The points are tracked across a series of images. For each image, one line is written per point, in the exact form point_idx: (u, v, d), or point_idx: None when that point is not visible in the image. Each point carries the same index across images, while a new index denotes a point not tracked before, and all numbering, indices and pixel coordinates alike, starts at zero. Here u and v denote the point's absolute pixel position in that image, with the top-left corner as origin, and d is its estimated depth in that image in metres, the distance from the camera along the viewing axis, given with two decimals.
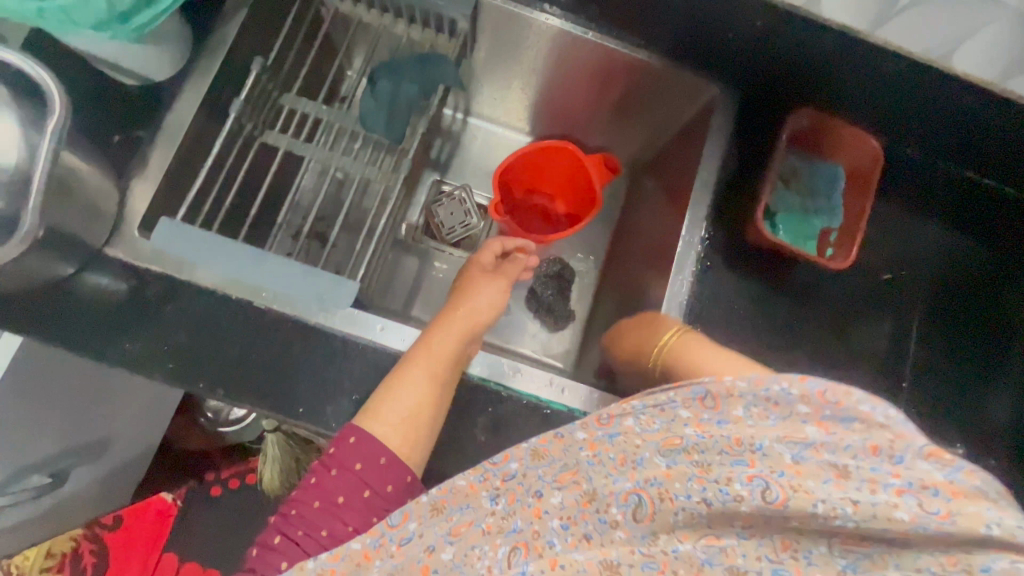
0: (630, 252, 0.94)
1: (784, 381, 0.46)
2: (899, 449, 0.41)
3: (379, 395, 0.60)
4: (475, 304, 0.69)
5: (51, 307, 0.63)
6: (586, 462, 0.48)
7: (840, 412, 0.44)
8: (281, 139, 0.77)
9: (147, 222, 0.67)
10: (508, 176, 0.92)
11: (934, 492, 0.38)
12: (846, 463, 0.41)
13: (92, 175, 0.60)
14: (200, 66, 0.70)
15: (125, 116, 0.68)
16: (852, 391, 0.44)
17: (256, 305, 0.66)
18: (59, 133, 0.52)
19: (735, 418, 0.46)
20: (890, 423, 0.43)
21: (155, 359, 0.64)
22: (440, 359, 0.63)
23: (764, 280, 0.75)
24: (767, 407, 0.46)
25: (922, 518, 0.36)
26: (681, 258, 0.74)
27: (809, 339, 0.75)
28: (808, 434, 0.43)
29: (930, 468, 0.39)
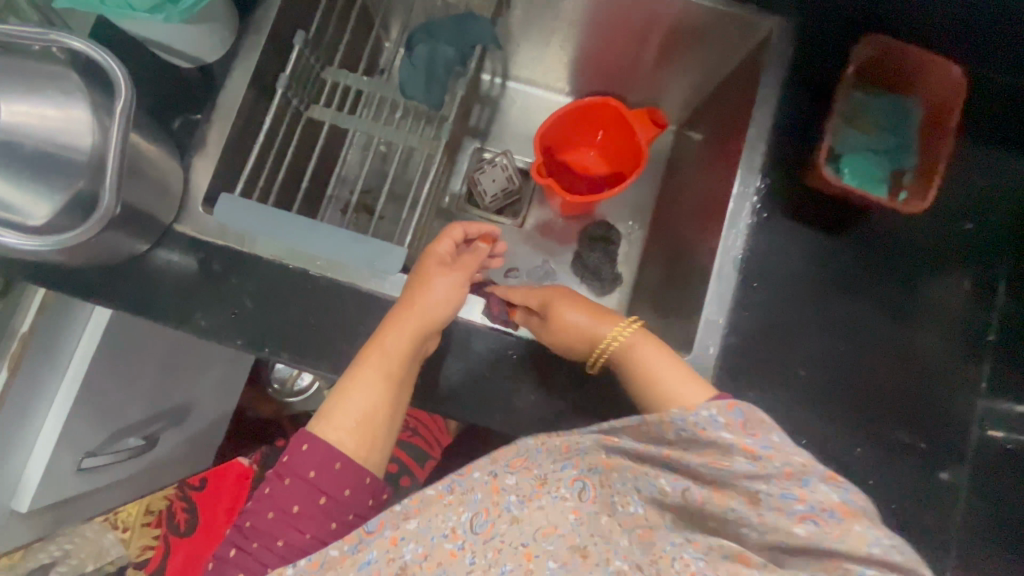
0: (680, 209, 0.90)
1: (714, 408, 0.52)
2: (808, 473, 0.50)
3: (333, 396, 0.59)
4: (430, 299, 0.64)
5: (131, 279, 0.68)
6: (535, 450, 0.51)
7: (758, 441, 0.51)
8: (326, 113, 0.79)
9: (209, 198, 0.71)
10: (550, 137, 0.89)
11: (828, 514, 0.48)
12: (760, 489, 0.50)
13: (156, 155, 0.63)
14: (247, 43, 0.72)
15: (183, 97, 0.71)
16: (766, 418, 0.52)
17: (312, 274, 0.69)
18: (126, 115, 0.55)
19: (671, 444, 0.52)
20: (799, 451, 0.51)
21: (224, 326, 0.68)
22: (396, 359, 0.61)
23: (827, 229, 0.70)
24: (696, 431, 0.51)
25: (814, 535, 0.48)
26: (735, 211, 0.69)
27: (865, 288, 0.70)
28: (736, 463, 0.50)
29: (828, 489, 0.49)
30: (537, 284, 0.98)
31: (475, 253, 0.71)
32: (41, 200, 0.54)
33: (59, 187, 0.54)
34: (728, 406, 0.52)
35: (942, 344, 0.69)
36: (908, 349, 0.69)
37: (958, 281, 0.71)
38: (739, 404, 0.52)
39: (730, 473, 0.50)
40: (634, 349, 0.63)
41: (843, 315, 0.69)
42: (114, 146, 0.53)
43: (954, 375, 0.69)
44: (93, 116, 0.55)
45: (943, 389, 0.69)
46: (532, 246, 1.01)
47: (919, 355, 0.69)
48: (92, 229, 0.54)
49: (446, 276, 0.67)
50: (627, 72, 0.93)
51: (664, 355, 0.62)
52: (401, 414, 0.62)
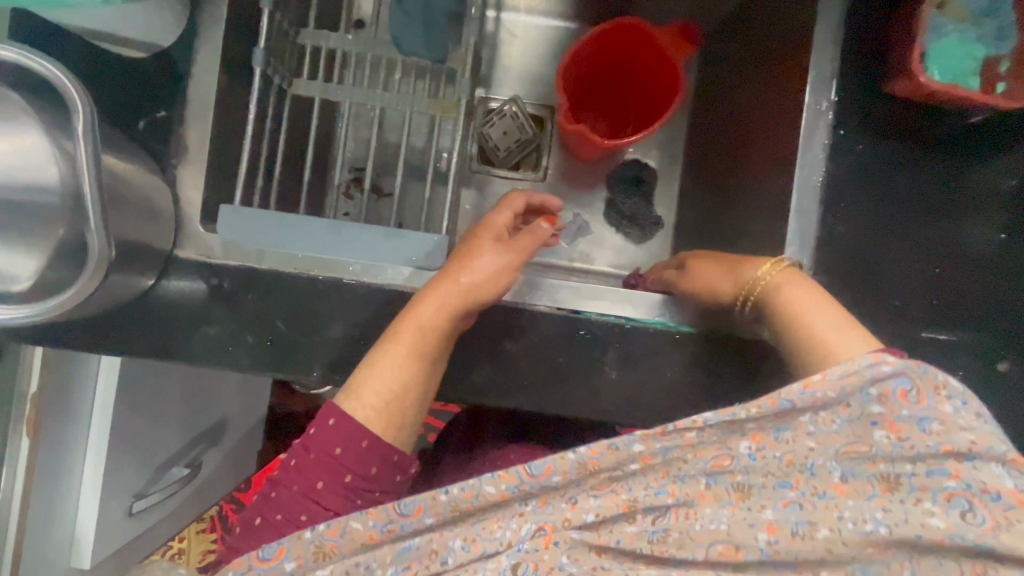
0: (719, 137, 0.81)
1: (871, 385, 0.45)
2: (978, 450, 0.41)
3: (363, 367, 0.54)
4: (476, 275, 0.55)
5: (143, 321, 0.59)
6: (625, 471, 0.46)
7: (920, 412, 0.44)
8: (314, 87, 0.67)
9: (207, 213, 0.61)
10: (583, 81, 0.81)
11: (993, 496, 0.40)
12: (896, 472, 0.42)
13: (135, 175, 0.53)
14: (206, 15, 0.58)
15: (144, 94, 0.59)
16: (942, 384, 0.45)
17: (347, 283, 0.60)
18: (90, 137, 0.43)
19: (799, 424, 0.45)
20: (969, 425, 0.43)
21: (260, 356, 0.60)
22: (431, 337, 0.54)
23: (903, 136, 0.62)
24: (834, 410, 0.45)
25: (963, 528, 0.39)
26: (806, 136, 0.62)
27: (900, 183, 0.62)
28: (874, 444, 0.43)
29: (997, 473, 0.41)
30: (571, 242, 0.91)
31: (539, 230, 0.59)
32: (19, 256, 0.45)
33: (35, 238, 0.45)
34: (891, 378, 0.44)
35: (994, 236, 0.63)
36: (953, 244, 0.63)
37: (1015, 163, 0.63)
38: (903, 372, 0.44)
39: (868, 459, 0.43)
40: (783, 288, 0.54)
41: (888, 218, 0.62)
42: (90, 182, 0.43)
43: (1007, 270, 0.62)
44: (50, 143, 0.44)
45: (998, 286, 0.63)
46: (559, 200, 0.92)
47: (971, 251, 0.63)
48: (90, 282, 0.46)
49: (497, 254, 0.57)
50: None
51: (818, 298, 0.53)
52: (428, 402, 0.56)
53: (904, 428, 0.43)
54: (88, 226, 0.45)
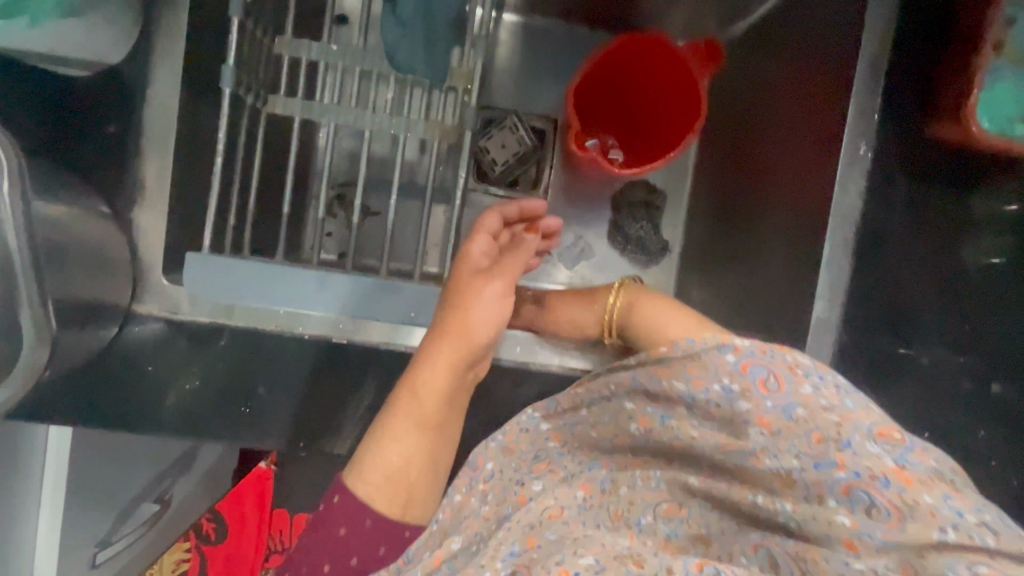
0: (736, 161, 0.75)
1: (725, 374, 0.42)
2: (845, 433, 0.37)
3: (364, 443, 0.47)
4: (470, 320, 0.49)
5: (96, 386, 0.51)
6: (556, 453, 0.49)
7: (775, 400, 0.40)
8: (293, 104, 0.59)
9: (171, 259, 0.52)
10: (596, 85, 0.74)
11: (882, 482, 0.35)
12: (791, 467, 0.38)
13: (80, 223, 0.44)
14: (161, 26, 0.49)
15: (85, 119, 0.49)
16: (794, 362, 0.41)
17: (337, 341, 0.53)
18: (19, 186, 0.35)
19: (679, 415, 0.44)
20: (832, 403, 0.39)
21: (237, 424, 0.53)
22: (431, 402, 0.47)
23: (929, 183, 0.60)
24: (710, 408, 0.42)
25: (867, 524, 0.35)
26: (845, 181, 0.57)
27: (900, 217, 0.60)
28: (750, 441, 0.40)
29: (878, 452, 0.36)
30: (572, 266, 0.85)
31: (520, 248, 0.54)
32: None
33: None
34: (741, 366, 0.42)
35: (988, 262, 0.62)
36: (950, 278, 0.62)
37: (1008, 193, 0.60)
38: (753, 361, 0.41)
39: (747, 457, 0.40)
40: (635, 305, 0.54)
41: (890, 257, 0.60)
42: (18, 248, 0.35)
43: (995, 299, 0.62)
44: None
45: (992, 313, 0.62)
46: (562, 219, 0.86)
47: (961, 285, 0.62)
48: (40, 354, 0.38)
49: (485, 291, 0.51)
50: None
51: (670, 310, 0.52)
52: (445, 471, 0.49)
53: (777, 421, 0.39)
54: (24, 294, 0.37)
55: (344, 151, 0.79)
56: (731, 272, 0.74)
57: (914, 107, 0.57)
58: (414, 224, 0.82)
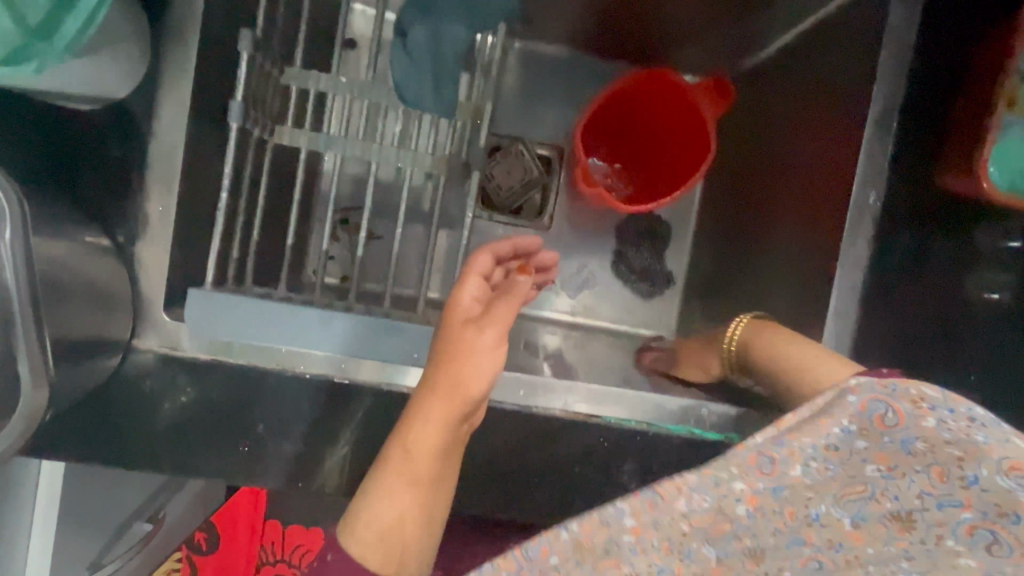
0: (742, 193, 0.75)
1: (848, 416, 0.37)
2: (970, 466, 0.33)
3: (359, 495, 0.48)
4: (460, 372, 0.46)
5: (91, 422, 0.50)
6: (627, 550, 0.32)
7: (896, 438, 0.35)
8: (301, 136, 0.58)
9: (172, 294, 0.52)
10: (599, 119, 0.76)
11: (1012, 519, 0.31)
12: (912, 508, 0.33)
13: (82, 262, 0.44)
14: (171, 62, 0.49)
15: (89, 152, 0.49)
16: (921, 394, 0.37)
17: (338, 381, 0.52)
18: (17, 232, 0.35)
19: (793, 478, 0.35)
20: (958, 438, 0.34)
21: (234, 462, 0.52)
22: (422, 460, 0.47)
23: (933, 233, 0.60)
24: (826, 457, 0.35)
25: (992, 564, 0.30)
26: (854, 226, 0.58)
27: (904, 268, 0.60)
28: (869, 483, 0.34)
29: (1010, 487, 0.31)
30: (575, 294, 0.84)
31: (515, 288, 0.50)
32: None
33: None
34: (862, 404, 0.37)
35: (990, 295, 0.61)
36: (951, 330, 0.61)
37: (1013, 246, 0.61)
38: (873, 398, 0.37)
39: (868, 501, 0.34)
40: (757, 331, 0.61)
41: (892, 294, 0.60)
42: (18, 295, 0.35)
43: (1000, 333, 0.61)
44: None
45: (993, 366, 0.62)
46: (567, 248, 0.85)
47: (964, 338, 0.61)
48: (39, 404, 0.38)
49: (475, 339, 0.47)
50: (667, 23, 0.73)
51: (810, 345, 0.55)
52: (442, 517, 0.50)
53: (902, 462, 0.34)
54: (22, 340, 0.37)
55: (349, 175, 0.79)
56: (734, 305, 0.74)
57: (922, 147, 0.58)
58: (417, 250, 0.81)
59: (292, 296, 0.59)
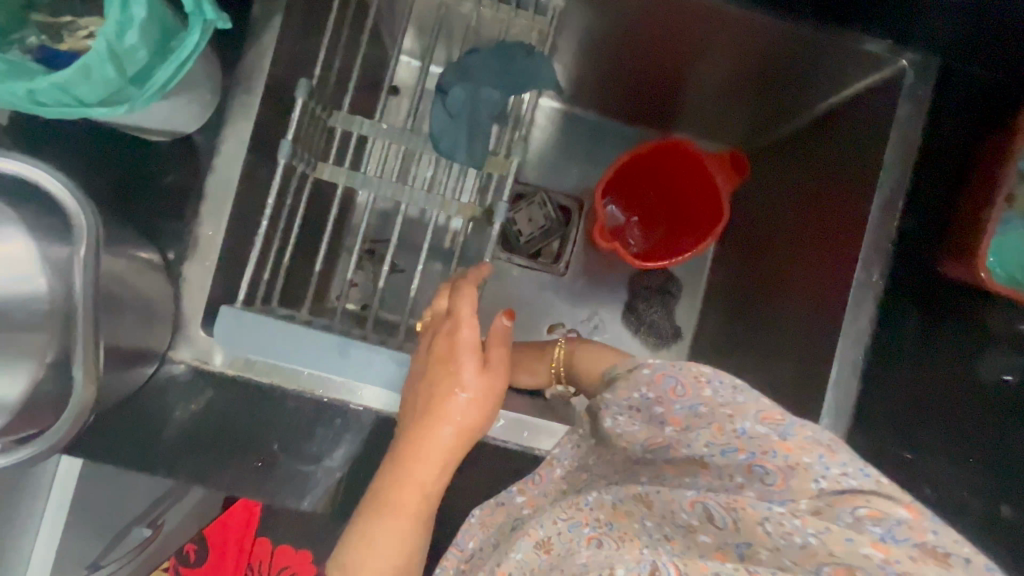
0: (750, 256, 0.78)
1: (641, 387, 0.42)
2: (738, 420, 0.38)
3: (349, 544, 0.45)
4: (476, 412, 0.45)
5: (120, 424, 0.53)
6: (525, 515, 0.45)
7: (685, 401, 0.40)
8: (338, 172, 0.62)
9: (209, 312, 0.55)
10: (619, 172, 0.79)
11: (772, 454, 0.37)
12: (703, 454, 0.39)
13: (137, 278, 0.48)
14: (235, 104, 0.54)
15: (154, 174, 0.55)
16: (700, 370, 0.40)
17: (353, 407, 0.55)
18: (91, 239, 0.39)
19: (609, 426, 0.45)
20: (733, 398, 0.39)
21: (248, 477, 0.54)
22: (431, 498, 0.45)
23: (940, 315, 0.63)
24: (632, 414, 0.43)
25: (769, 492, 0.36)
26: (856, 302, 0.60)
27: (907, 348, 0.62)
28: (665, 437, 0.41)
29: (766, 432, 0.38)
30: None
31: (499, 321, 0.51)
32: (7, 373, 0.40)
33: (29, 355, 0.40)
34: (656, 378, 0.41)
35: (1004, 379, 0.63)
36: (949, 413, 0.63)
37: (1019, 358, 0.63)
38: (665, 373, 0.40)
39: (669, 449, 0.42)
40: (574, 351, 0.56)
41: (902, 359, 0.62)
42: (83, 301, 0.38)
43: (1006, 412, 0.63)
44: (49, 248, 0.40)
45: (983, 448, 0.64)
46: (578, 295, 0.88)
47: (961, 423, 0.64)
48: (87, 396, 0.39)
49: (486, 375, 0.46)
50: (687, 95, 0.79)
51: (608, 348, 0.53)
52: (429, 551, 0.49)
53: (688, 422, 0.40)
54: (77, 341, 0.39)
55: (378, 210, 0.84)
56: (736, 362, 0.76)
57: (927, 231, 0.61)
58: (436, 284, 0.85)
59: (314, 321, 0.63)
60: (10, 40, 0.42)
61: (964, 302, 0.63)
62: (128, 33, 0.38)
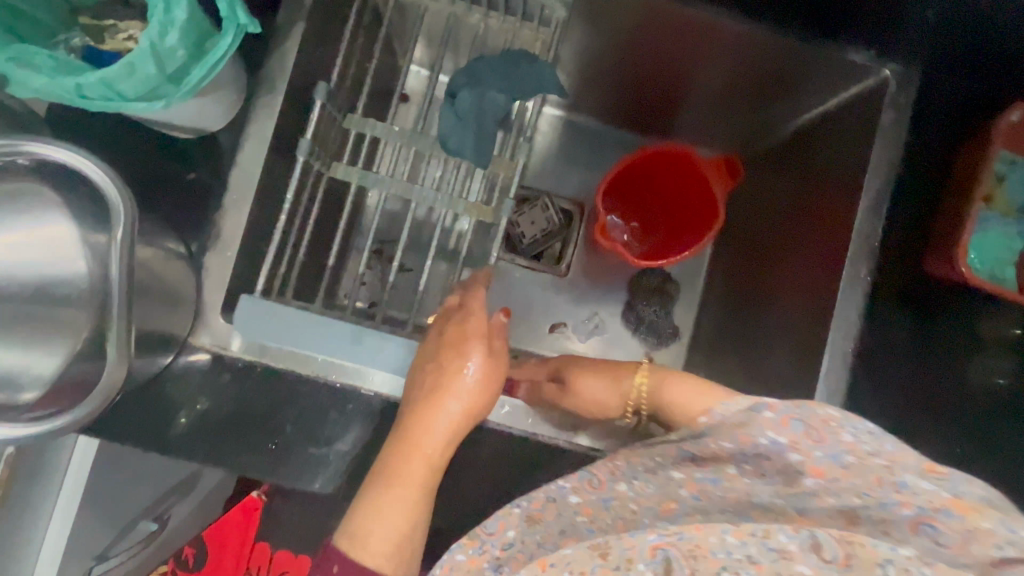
0: (746, 257, 0.82)
1: (769, 430, 0.41)
2: (898, 473, 0.39)
3: (358, 513, 0.45)
4: (482, 388, 0.49)
5: (140, 407, 0.56)
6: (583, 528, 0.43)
7: (827, 450, 0.40)
8: (351, 172, 0.64)
9: (228, 301, 0.58)
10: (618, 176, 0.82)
11: (942, 513, 0.38)
12: (856, 506, 0.39)
13: (162, 265, 0.51)
14: (258, 105, 0.58)
15: (179, 170, 0.58)
16: (829, 413, 0.40)
17: (365, 393, 0.57)
18: (127, 223, 0.41)
19: (729, 475, 0.43)
20: (879, 447, 0.40)
21: (262, 459, 0.57)
22: (439, 469, 0.47)
23: (924, 312, 0.67)
24: (760, 463, 0.42)
25: (932, 548, 0.37)
26: (846, 298, 0.62)
27: (893, 340, 0.66)
28: (805, 489, 0.40)
29: (930, 488, 0.38)
30: (585, 339, 0.89)
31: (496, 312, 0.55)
32: (38, 354, 0.42)
33: (62, 336, 0.42)
34: (783, 419, 0.41)
35: (981, 380, 0.68)
36: (930, 405, 0.67)
37: (995, 358, 0.68)
38: (792, 416, 0.41)
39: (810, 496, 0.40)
40: (661, 389, 0.52)
41: (889, 351, 0.66)
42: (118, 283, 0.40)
43: (1000, 412, 0.68)
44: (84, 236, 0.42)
45: (964, 442, 0.67)
46: (579, 295, 0.91)
47: (941, 416, 0.68)
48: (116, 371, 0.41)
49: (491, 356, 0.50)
50: (684, 104, 0.83)
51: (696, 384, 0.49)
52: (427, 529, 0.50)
53: (832, 471, 0.40)
54: (110, 322, 0.41)
55: (387, 211, 0.87)
56: (733, 359, 0.79)
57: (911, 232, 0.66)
58: (442, 283, 0.88)
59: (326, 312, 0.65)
60: (57, 41, 0.46)
61: (945, 301, 0.67)
62: (167, 35, 0.41)
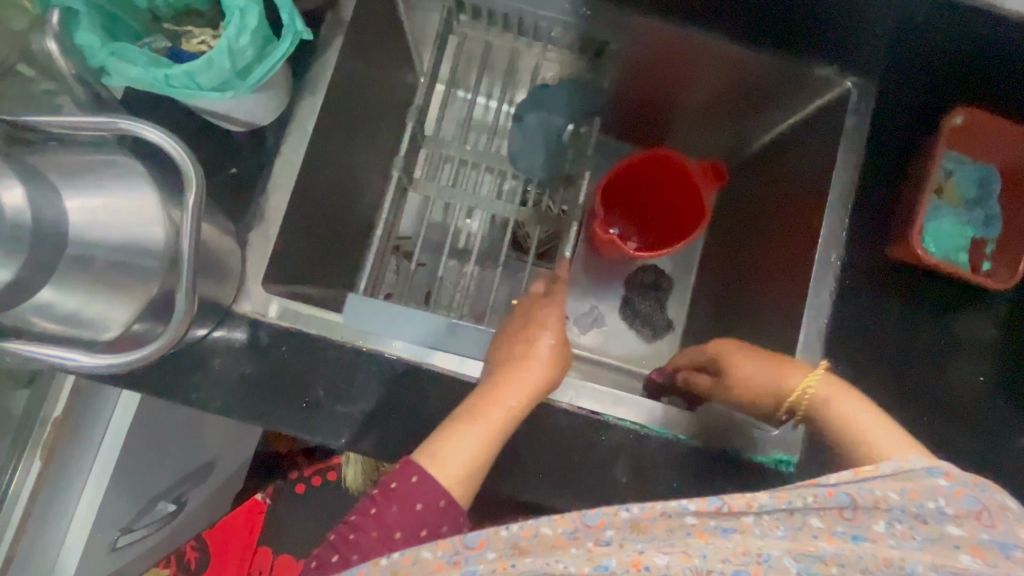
0: (731, 254, 0.90)
1: (941, 496, 0.43)
2: None
3: (438, 439, 0.51)
4: (558, 360, 0.58)
5: (186, 366, 0.62)
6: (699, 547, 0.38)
7: (995, 537, 0.41)
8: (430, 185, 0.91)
9: (267, 274, 0.65)
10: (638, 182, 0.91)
11: None
12: None
13: (215, 235, 0.58)
14: (302, 105, 0.66)
15: (229, 159, 0.66)
16: (1005, 505, 0.43)
17: (388, 357, 0.64)
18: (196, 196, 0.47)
19: (876, 534, 0.40)
20: None
21: (292, 417, 0.62)
22: (513, 417, 0.54)
23: (903, 302, 0.73)
24: (914, 526, 0.41)
25: None
26: (820, 279, 0.70)
27: (873, 326, 0.72)
28: (965, 562, 0.39)
29: None
30: (585, 331, 0.96)
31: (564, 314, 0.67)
32: (114, 307, 0.48)
33: (135, 289, 0.48)
34: (958, 492, 0.43)
35: (960, 373, 0.72)
36: (918, 396, 0.71)
37: (975, 356, 0.73)
38: (967, 491, 0.43)
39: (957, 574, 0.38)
40: (831, 402, 0.57)
41: (869, 336, 0.72)
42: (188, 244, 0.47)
43: (988, 407, 0.71)
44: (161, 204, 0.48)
45: (947, 427, 0.71)
46: (580, 290, 0.98)
47: (929, 410, 0.71)
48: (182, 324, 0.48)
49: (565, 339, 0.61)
50: (672, 116, 0.92)
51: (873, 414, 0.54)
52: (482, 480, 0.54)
53: (992, 554, 0.39)
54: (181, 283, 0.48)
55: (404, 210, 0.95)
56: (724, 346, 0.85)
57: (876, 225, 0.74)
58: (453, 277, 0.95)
59: None
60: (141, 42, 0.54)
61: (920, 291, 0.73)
62: (241, 37, 0.50)
